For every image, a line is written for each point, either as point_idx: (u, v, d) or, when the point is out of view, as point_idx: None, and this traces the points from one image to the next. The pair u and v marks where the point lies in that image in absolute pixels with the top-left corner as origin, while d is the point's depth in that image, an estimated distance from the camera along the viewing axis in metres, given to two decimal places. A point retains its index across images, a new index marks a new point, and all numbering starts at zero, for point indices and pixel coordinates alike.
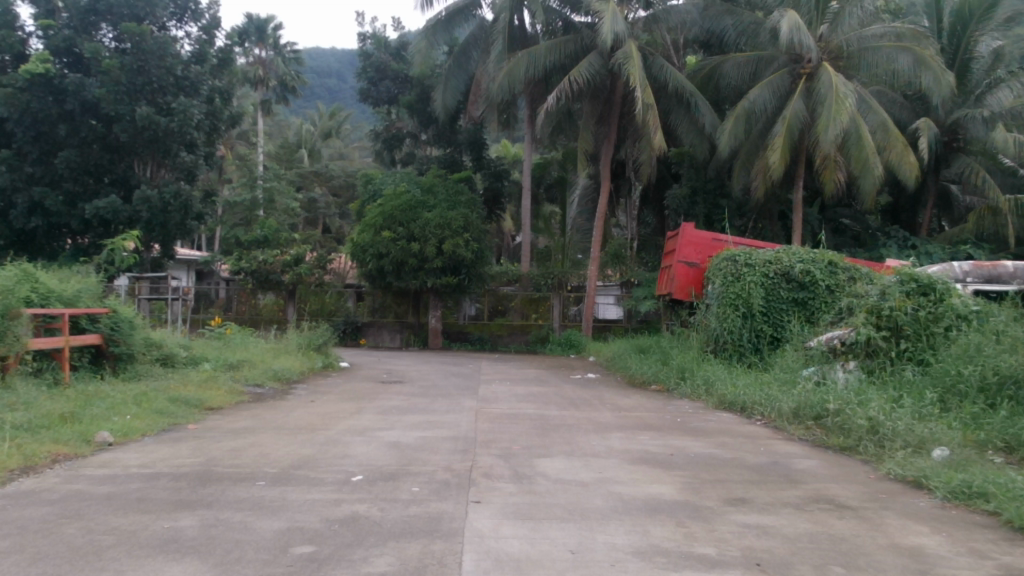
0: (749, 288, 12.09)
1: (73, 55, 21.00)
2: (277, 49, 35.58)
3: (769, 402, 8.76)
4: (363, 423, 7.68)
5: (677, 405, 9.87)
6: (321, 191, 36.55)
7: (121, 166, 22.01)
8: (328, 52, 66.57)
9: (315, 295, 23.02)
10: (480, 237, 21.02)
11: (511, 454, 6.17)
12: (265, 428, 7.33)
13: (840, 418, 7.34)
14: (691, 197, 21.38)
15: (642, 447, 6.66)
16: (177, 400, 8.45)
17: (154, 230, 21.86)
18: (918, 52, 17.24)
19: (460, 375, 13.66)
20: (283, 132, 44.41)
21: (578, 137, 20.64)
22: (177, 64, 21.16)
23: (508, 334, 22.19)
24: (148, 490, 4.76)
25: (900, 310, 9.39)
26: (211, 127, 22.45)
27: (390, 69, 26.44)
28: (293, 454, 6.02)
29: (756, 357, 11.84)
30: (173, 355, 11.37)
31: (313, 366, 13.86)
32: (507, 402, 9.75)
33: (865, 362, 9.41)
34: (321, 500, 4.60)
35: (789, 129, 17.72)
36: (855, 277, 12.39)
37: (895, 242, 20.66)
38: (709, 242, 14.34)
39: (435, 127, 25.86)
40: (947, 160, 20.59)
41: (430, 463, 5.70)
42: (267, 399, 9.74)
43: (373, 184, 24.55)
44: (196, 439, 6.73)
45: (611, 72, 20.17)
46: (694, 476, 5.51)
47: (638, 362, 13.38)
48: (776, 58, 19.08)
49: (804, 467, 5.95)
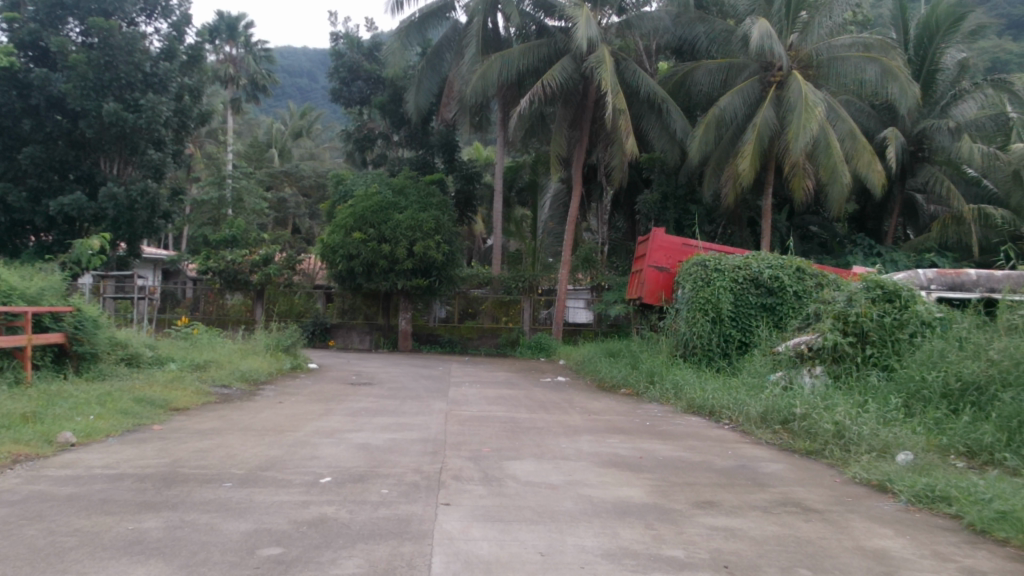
0: (718, 293, 12.20)
1: (39, 49, 20.71)
2: (248, 46, 35.30)
3: (736, 406, 8.85)
4: (331, 425, 7.62)
5: (646, 409, 9.92)
6: (291, 191, 36.32)
7: (87, 163, 21.71)
8: (299, 52, 66.32)
9: (284, 296, 22.86)
10: (451, 239, 21.01)
11: (481, 456, 6.16)
12: (231, 429, 7.24)
13: (806, 423, 7.43)
14: (661, 203, 21.60)
15: (611, 450, 6.68)
16: (142, 400, 8.34)
17: (120, 228, 21.60)
18: (885, 63, 17.60)
19: (429, 377, 13.65)
20: (252, 131, 44.04)
21: (551, 141, 20.70)
22: (145, 60, 20.90)
23: (479, 337, 22.17)
24: (111, 492, 4.68)
25: (866, 317, 9.54)
26: (179, 125, 22.22)
27: (363, 70, 26.36)
28: (260, 455, 5.96)
29: (724, 362, 11.93)
30: (138, 354, 11.22)
31: (281, 367, 13.75)
32: (477, 404, 9.76)
33: (832, 367, 9.54)
34: (289, 501, 4.56)
35: (759, 136, 17.94)
36: (822, 284, 12.57)
37: (861, 249, 20.94)
38: (679, 247, 14.44)
39: (407, 128, 25.77)
40: (912, 170, 20.95)
41: (399, 466, 5.67)
42: (235, 400, 9.64)
43: (344, 184, 24.45)
44: (162, 439, 6.66)
45: (584, 76, 20.24)
46: (663, 479, 5.54)
47: (608, 365, 13.44)
48: (748, 66, 19.31)
49: (772, 470, 6.01)
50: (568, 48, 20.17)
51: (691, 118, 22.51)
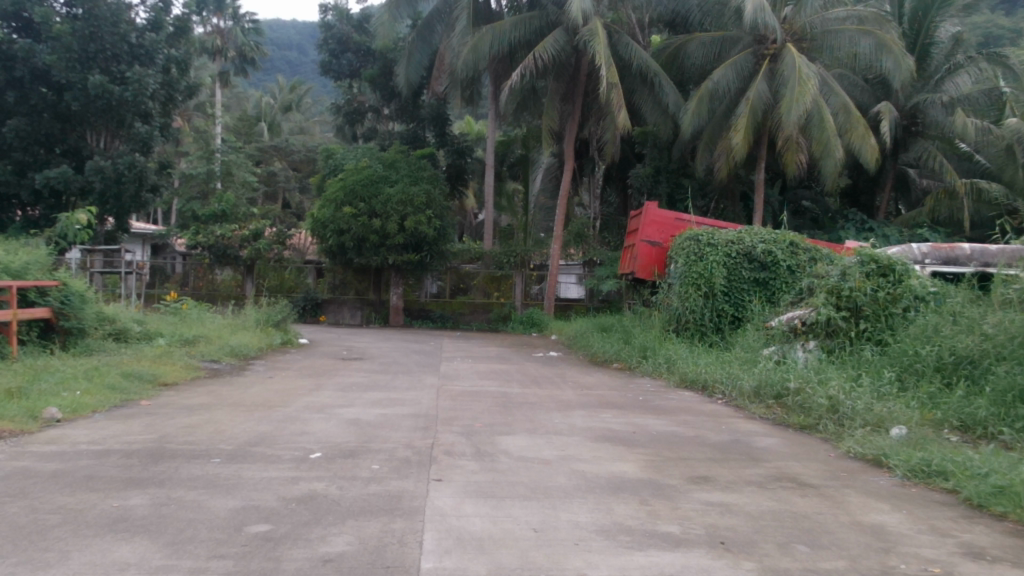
0: (712, 267, 12.13)
1: (22, 20, 20.40)
2: (236, 18, 34.82)
3: (730, 381, 8.81)
4: (322, 400, 7.54)
5: (638, 383, 9.89)
6: (281, 165, 36.02)
7: (74, 137, 21.46)
8: (289, 24, 65.64)
9: (274, 271, 22.73)
10: (443, 214, 20.88)
11: (473, 432, 6.09)
12: (220, 405, 7.15)
13: (800, 397, 7.39)
14: (654, 177, 21.50)
15: (605, 425, 6.63)
16: (130, 375, 8.25)
17: (108, 202, 21.40)
18: (879, 36, 17.50)
19: (421, 352, 13.58)
20: (241, 104, 43.54)
21: (543, 115, 20.53)
22: (131, 31, 20.56)
23: (470, 312, 22.11)
24: (97, 468, 4.60)
25: (860, 291, 9.47)
26: (166, 97, 21.95)
27: (352, 42, 26.10)
28: (250, 431, 5.88)
29: (717, 336, 11.88)
30: (126, 330, 11.11)
31: (271, 342, 13.65)
32: (469, 378, 9.70)
33: (825, 342, 9.50)
34: (279, 478, 4.49)
35: (752, 110, 17.83)
36: (815, 258, 12.51)
37: (853, 224, 20.93)
38: (672, 222, 14.36)
39: (398, 101, 25.49)
40: (905, 144, 20.91)
41: (390, 441, 5.60)
42: (225, 375, 9.54)
43: (334, 158, 24.24)
44: (150, 414, 6.57)
45: (577, 50, 20.02)
46: (657, 454, 5.48)
47: (600, 340, 13.41)
48: (741, 39, 19.16)
49: (767, 445, 5.97)
50: (560, 21, 19.93)
51: (684, 91, 22.37)
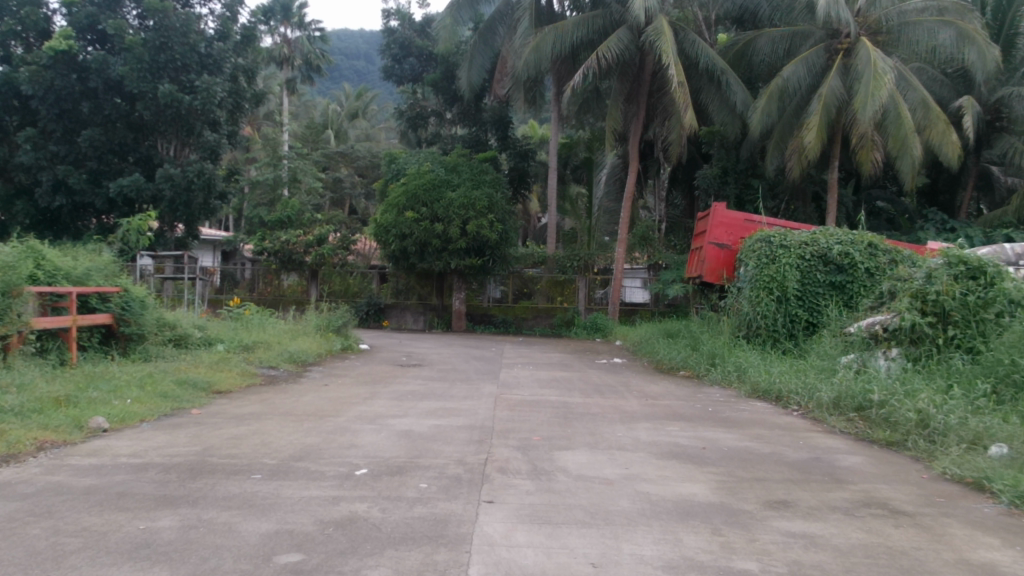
0: (784, 270, 11.52)
1: (97, 32, 20.89)
2: (302, 27, 35.18)
3: (806, 391, 8.27)
4: (375, 410, 7.27)
5: (707, 393, 9.39)
6: (347, 172, 36.25)
7: (145, 146, 21.89)
8: (357, 34, 66.73)
9: (339, 276, 22.75)
10: (505, 218, 20.59)
11: (530, 446, 5.73)
12: (271, 414, 6.94)
13: (885, 410, 6.82)
14: (721, 177, 20.86)
15: (672, 439, 6.19)
16: (184, 382, 8.13)
17: (178, 209, 21.70)
18: (961, 26, 16.64)
19: (481, 358, 13.25)
20: (308, 112, 43.95)
21: (606, 116, 20.10)
22: (200, 40, 20.87)
23: (533, 317, 21.73)
24: (133, 483, 4.38)
25: (948, 295, 8.79)
26: (234, 105, 22.26)
27: (414, 46, 26.30)
28: (298, 443, 5.62)
29: (791, 343, 11.27)
30: (186, 335, 11.06)
31: (331, 348, 13.50)
32: (529, 387, 9.33)
33: (909, 350, 8.87)
34: (319, 497, 4.20)
35: (824, 107, 17.10)
36: (895, 260, 11.81)
37: (933, 224, 20.00)
38: (742, 223, 13.77)
39: (460, 105, 25.29)
40: (988, 141, 19.90)
41: (441, 456, 5.27)
42: (281, 382, 9.38)
43: (397, 162, 24.20)
44: (198, 424, 6.38)
45: (641, 49, 19.53)
46: (729, 473, 5.03)
47: (665, 347, 12.91)
48: (813, 34, 18.45)
49: (850, 464, 5.46)
50: (624, 19, 19.44)
51: (752, 89, 21.72)
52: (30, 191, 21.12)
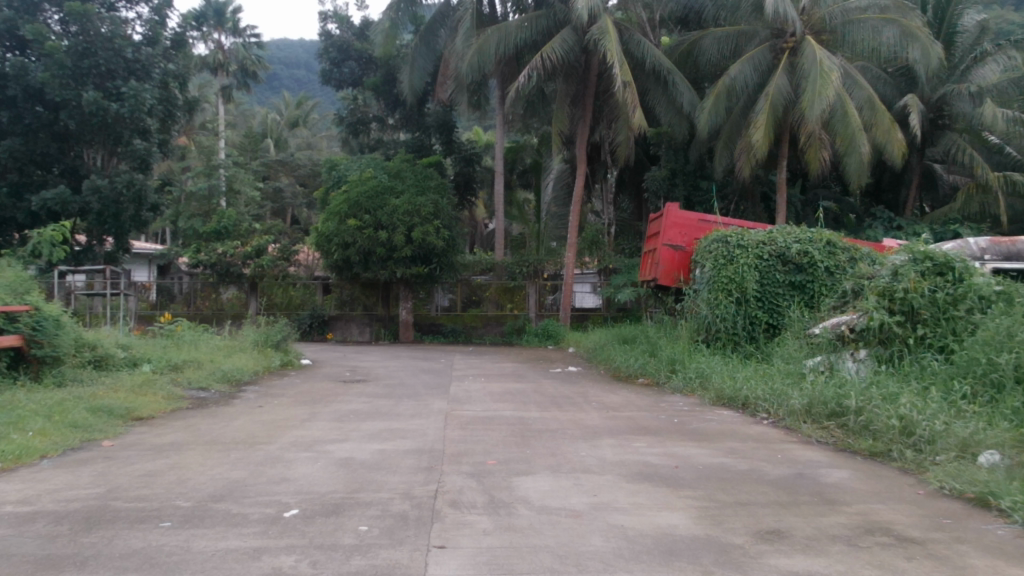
0: (743, 271, 11.12)
1: (17, 39, 19.72)
2: (236, 33, 34.12)
3: (776, 398, 7.82)
4: (313, 434, 6.59)
5: (670, 402, 8.87)
6: (288, 181, 35.28)
7: (71, 156, 20.75)
8: (297, 43, 65.77)
9: (281, 289, 21.85)
10: (451, 224, 19.96)
11: (486, 472, 5.12)
12: (194, 444, 6.22)
13: (863, 418, 6.38)
14: (670, 179, 20.56)
15: (640, 458, 5.63)
16: (99, 410, 7.32)
17: (107, 222, 20.61)
18: (904, 23, 16.57)
19: (430, 371, 12.58)
20: (247, 121, 42.89)
21: (552, 119, 19.62)
22: (126, 45, 19.83)
23: (483, 325, 21.13)
24: (12, 541, 3.66)
25: (916, 292, 8.43)
26: (166, 113, 21.25)
27: (353, 50, 25.57)
28: (220, 479, 4.92)
29: (752, 346, 10.86)
30: (108, 357, 10.21)
31: (269, 365, 12.71)
32: (480, 401, 8.71)
33: (878, 350, 8.49)
34: (238, 549, 3.53)
35: (772, 105, 16.86)
36: (855, 258, 11.49)
37: (880, 222, 20.05)
38: (695, 223, 13.38)
39: (402, 110, 24.62)
40: (931, 138, 19.95)
41: (386, 489, 4.63)
42: (211, 405, 8.60)
43: (338, 170, 23.42)
44: (108, 459, 5.62)
45: (585, 49, 19.11)
46: (710, 498, 4.49)
47: (622, 353, 12.41)
48: (758, 32, 18.26)
49: (837, 481, 4.97)
50: (568, 19, 18.99)
51: (699, 91, 21.50)
52: None
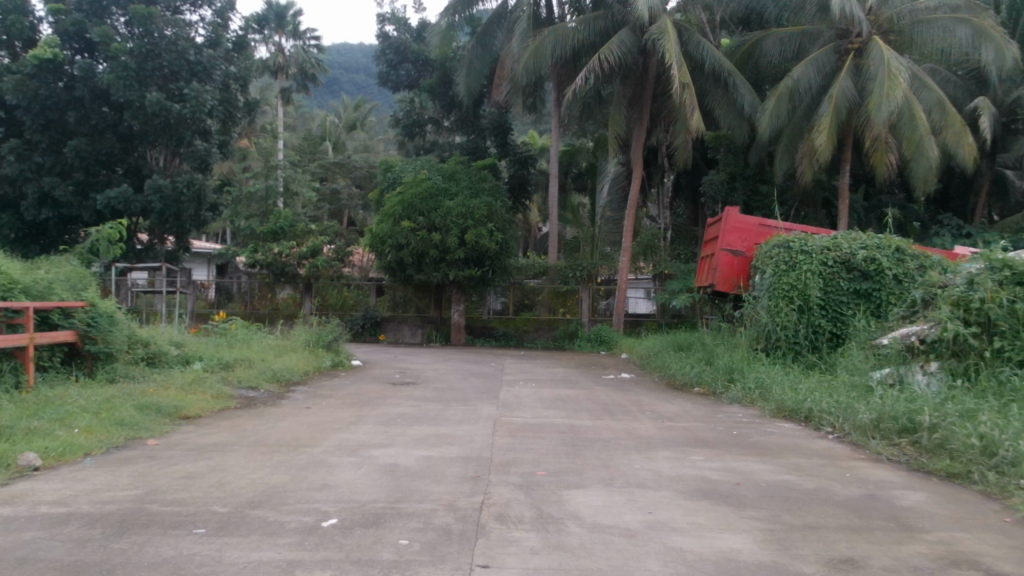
0: (805, 278, 10.68)
1: (84, 41, 20.09)
2: (296, 36, 34.49)
3: (842, 412, 7.42)
4: (358, 438, 6.43)
5: (728, 412, 8.52)
6: (344, 182, 35.51)
7: (134, 156, 21.10)
8: (356, 48, 66.48)
9: (336, 289, 21.91)
10: (505, 227, 19.76)
11: (535, 484, 4.89)
12: (237, 445, 6.10)
13: (939, 436, 5.97)
14: (729, 183, 20.07)
15: (698, 472, 5.34)
16: (147, 407, 7.27)
17: (168, 221, 20.91)
18: (977, 23, 15.89)
19: (480, 375, 12.37)
20: (306, 124, 43.39)
21: (609, 122, 19.30)
22: (189, 47, 20.10)
23: (535, 329, 20.91)
24: (42, 545, 3.54)
25: (994, 303, 7.90)
26: (226, 114, 21.49)
27: (410, 51, 25.65)
28: (260, 483, 4.77)
29: (814, 356, 10.42)
30: (161, 354, 10.23)
31: (320, 365, 12.65)
32: (530, 407, 8.48)
33: (951, 364, 8.01)
34: (271, 562, 3.35)
35: (836, 108, 16.30)
36: (925, 265, 10.95)
37: (948, 230, 19.34)
38: (755, 228, 12.97)
39: (458, 112, 24.54)
40: (1004, 143, 19.14)
41: (430, 499, 4.43)
42: (259, 405, 8.52)
43: (394, 171, 23.43)
44: (150, 459, 5.52)
45: (643, 51, 18.76)
46: (776, 520, 4.19)
47: (677, 361, 12.05)
48: (822, 33, 17.71)
49: (913, 504, 4.62)
50: (627, 20, 18.67)
51: (759, 93, 20.98)
52: (14, 204, 20.26)
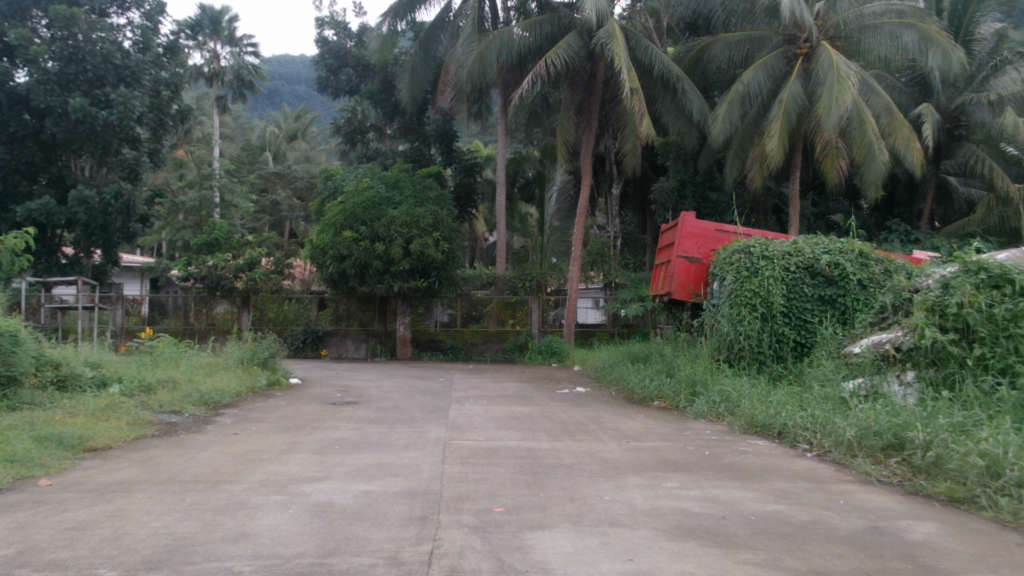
0: (768, 284, 10.19)
1: (3, 44, 18.81)
2: (233, 42, 33.31)
3: (821, 428, 6.89)
4: (289, 471, 5.64)
5: (695, 429, 7.91)
6: (284, 193, 34.34)
7: (58, 165, 19.77)
8: (297, 59, 65.29)
9: (275, 303, 20.90)
10: (451, 236, 19.02)
11: (494, 524, 4.19)
12: (146, 483, 5.27)
13: (935, 456, 5.43)
14: (679, 190, 19.61)
15: (677, 504, 4.70)
16: (46, 440, 6.38)
17: (94, 233, 19.69)
18: (923, 28, 15.64)
19: (427, 392, 11.60)
20: (245, 134, 42.17)
21: (557, 128, 18.70)
22: (116, 51, 18.93)
23: (484, 341, 20.21)
24: None
25: (972, 308, 7.41)
26: (156, 121, 20.32)
27: (351, 56, 24.84)
28: (163, 535, 3.97)
29: (779, 367, 9.94)
30: (73, 377, 9.26)
31: (254, 385, 11.74)
32: (482, 428, 7.76)
33: (929, 372, 7.56)
34: None
35: (786, 112, 15.97)
36: (889, 270, 10.54)
37: (896, 236, 19.15)
38: (712, 233, 12.48)
39: (401, 119, 23.75)
40: (948, 150, 19.03)
41: (368, 551, 3.70)
42: (180, 432, 7.66)
43: (334, 180, 22.57)
44: (36, 504, 4.66)
45: (591, 55, 18.26)
46: (778, 566, 3.56)
47: (635, 373, 11.44)
48: (771, 38, 17.41)
49: (925, 539, 4.04)
50: (574, 24, 18.15)
51: (708, 99, 20.65)
52: None
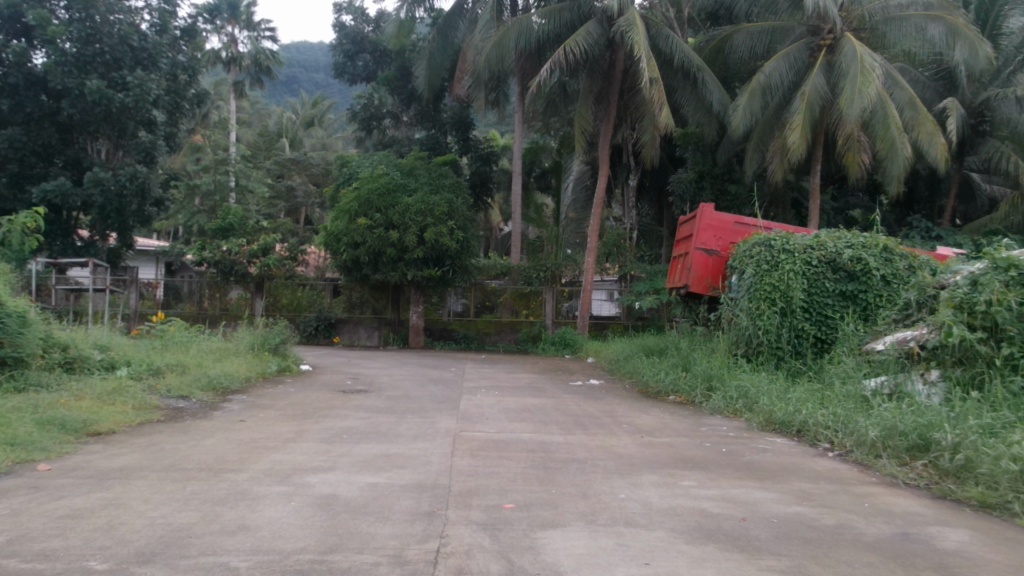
0: (788, 279, 9.95)
1: (21, 25, 18.72)
2: (250, 27, 33.17)
3: (843, 427, 6.67)
4: (294, 460, 5.49)
5: (712, 426, 7.70)
6: (300, 179, 34.23)
7: (74, 147, 19.70)
8: (316, 46, 65.22)
9: (289, 290, 20.80)
10: (466, 225, 18.83)
11: (503, 522, 4.01)
12: (147, 470, 5.12)
13: (965, 458, 5.21)
14: (697, 182, 19.33)
15: (695, 504, 4.51)
16: (49, 423, 6.25)
17: (109, 216, 19.62)
18: (951, 20, 15.27)
19: (439, 382, 11.44)
20: (262, 120, 42.12)
21: (574, 116, 18.45)
22: (133, 33, 18.79)
23: (497, 332, 20.01)
24: None
25: (1001, 306, 7.16)
26: (173, 105, 20.19)
27: (368, 42, 24.67)
28: (160, 526, 3.82)
29: (798, 363, 9.71)
30: (81, 359, 9.14)
31: (264, 372, 11.61)
32: (494, 420, 7.59)
33: (955, 372, 7.32)
34: None
35: (809, 104, 15.67)
36: (913, 266, 10.26)
37: (917, 232, 18.80)
38: (731, 226, 12.24)
39: (417, 106, 23.55)
40: (972, 145, 18.65)
41: (370, 548, 3.52)
42: (187, 418, 7.52)
43: (349, 167, 22.44)
44: (32, 491, 4.52)
45: (610, 44, 18.00)
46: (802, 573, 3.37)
47: (650, 367, 11.23)
48: (794, 29, 17.09)
49: (957, 548, 3.83)
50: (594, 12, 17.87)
51: (728, 90, 20.34)
52: None
